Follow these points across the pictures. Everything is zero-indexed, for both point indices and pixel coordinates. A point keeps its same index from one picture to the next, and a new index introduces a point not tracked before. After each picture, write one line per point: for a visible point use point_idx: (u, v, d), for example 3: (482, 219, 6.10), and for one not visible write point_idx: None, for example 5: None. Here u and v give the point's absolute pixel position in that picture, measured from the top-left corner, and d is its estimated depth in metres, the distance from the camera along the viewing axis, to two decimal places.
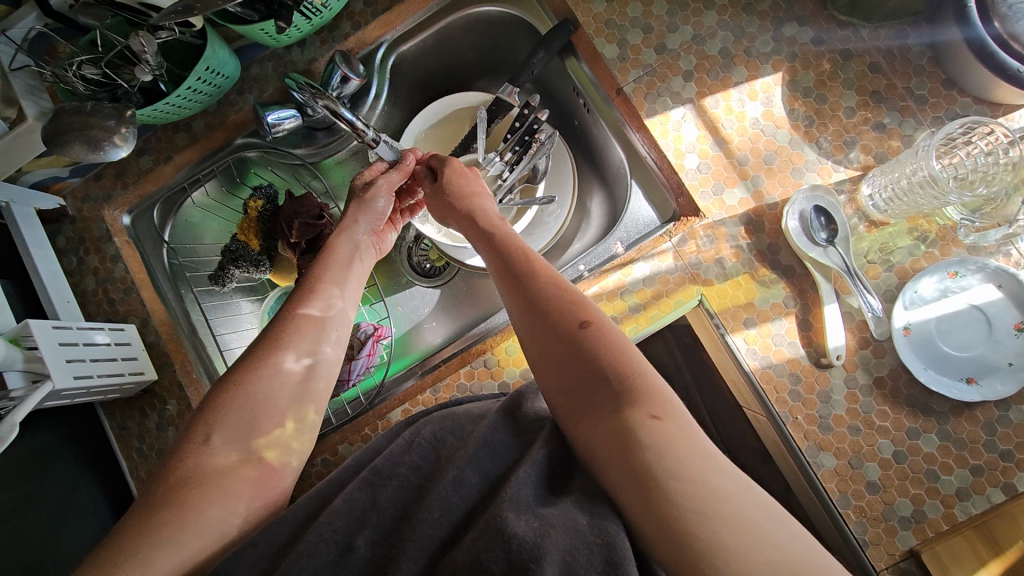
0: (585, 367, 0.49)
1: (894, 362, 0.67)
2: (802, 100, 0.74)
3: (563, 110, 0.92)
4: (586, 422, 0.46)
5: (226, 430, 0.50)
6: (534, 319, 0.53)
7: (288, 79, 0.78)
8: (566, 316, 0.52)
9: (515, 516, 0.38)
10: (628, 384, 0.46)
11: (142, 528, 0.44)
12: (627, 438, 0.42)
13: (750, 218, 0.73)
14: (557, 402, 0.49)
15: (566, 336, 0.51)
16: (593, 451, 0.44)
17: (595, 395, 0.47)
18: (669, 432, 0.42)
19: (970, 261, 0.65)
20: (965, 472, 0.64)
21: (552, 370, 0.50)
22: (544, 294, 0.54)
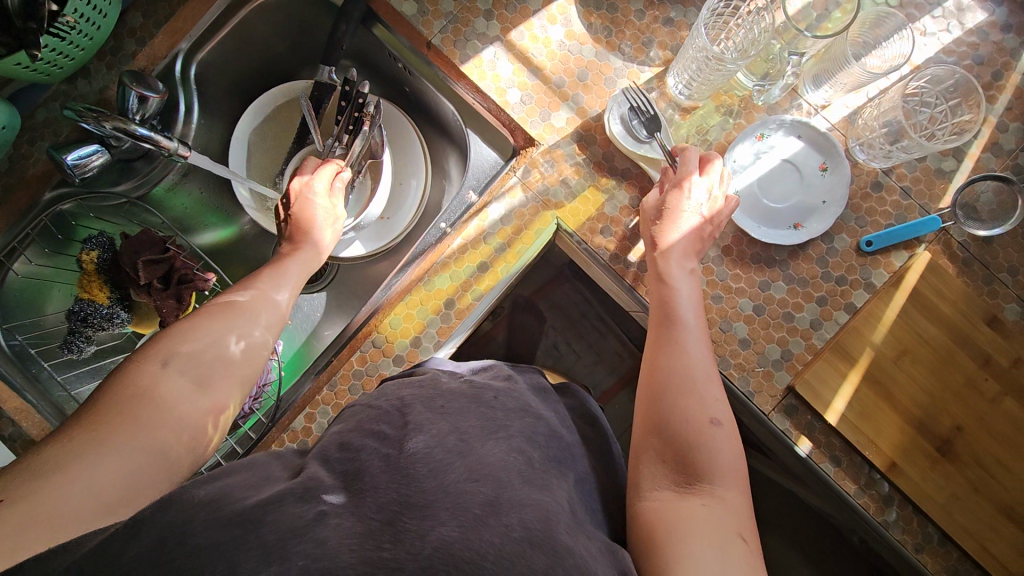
0: (680, 456, 0.53)
1: (734, 229, 0.74)
2: (596, 13, 0.77)
3: (388, 77, 0.91)
4: (668, 488, 0.52)
5: (160, 381, 0.49)
6: (675, 386, 0.57)
7: (63, 110, 0.70)
8: (700, 405, 0.56)
9: (493, 516, 0.42)
10: (724, 498, 0.51)
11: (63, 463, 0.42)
12: (701, 525, 0.48)
13: (580, 135, 0.76)
14: (652, 456, 0.55)
15: (699, 421, 0.55)
16: (650, 513, 0.51)
17: (676, 477, 0.52)
18: (740, 552, 0.47)
19: (771, 120, 0.72)
20: (814, 305, 0.73)
21: (652, 438, 0.56)
22: (689, 372, 0.58)
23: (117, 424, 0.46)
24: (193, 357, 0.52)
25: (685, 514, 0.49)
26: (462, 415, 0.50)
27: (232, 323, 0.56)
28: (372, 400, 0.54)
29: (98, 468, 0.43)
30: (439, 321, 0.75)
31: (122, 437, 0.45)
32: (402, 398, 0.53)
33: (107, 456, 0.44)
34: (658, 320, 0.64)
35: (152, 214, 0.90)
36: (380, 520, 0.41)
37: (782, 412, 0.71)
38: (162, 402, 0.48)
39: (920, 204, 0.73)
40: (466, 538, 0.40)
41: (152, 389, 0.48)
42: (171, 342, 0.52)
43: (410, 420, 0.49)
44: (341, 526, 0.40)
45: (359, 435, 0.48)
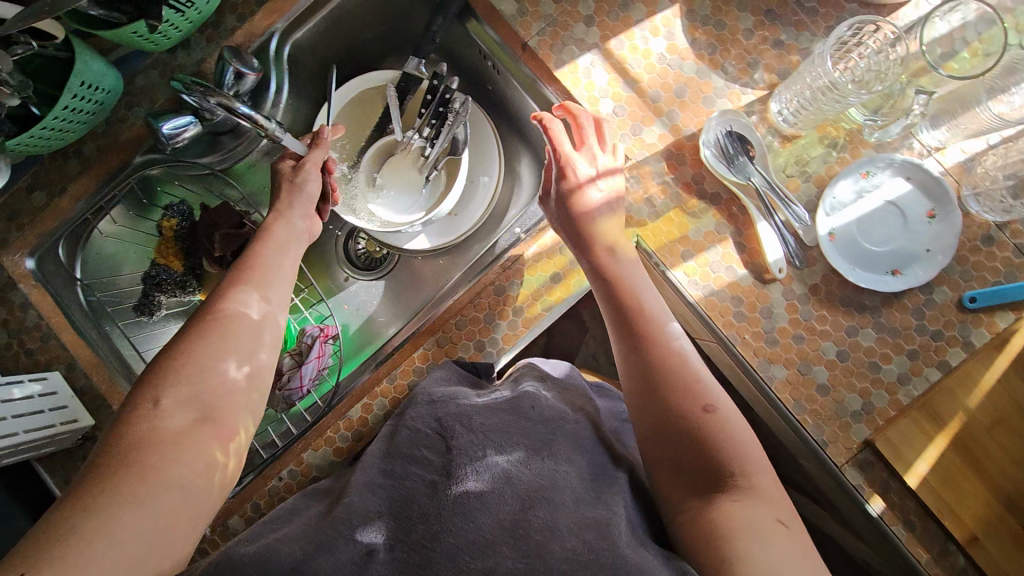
0: (689, 455, 0.52)
1: (825, 268, 0.70)
2: (702, 28, 0.74)
3: (473, 74, 0.90)
4: (699, 495, 0.50)
5: (155, 422, 0.48)
6: (654, 387, 0.56)
7: (172, 82, 0.72)
8: (691, 395, 0.54)
9: (544, 537, 0.43)
10: (751, 486, 0.50)
11: (73, 523, 0.41)
12: (745, 523, 0.47)
13: (671, 152, 0.73)
14: (665, 465, 0.53)
15: (691, 417, 0.53)
16: (688, 523, 0.49)
17: (698, 478, 0.51)
18: (777, 533, 0.47)
19: (878, 158, 0.68)
20: (903, 358, 0.68)
21: (653, 442, 0.54)
22: (670, 367, 0.56)
23: (123, 476, 0.44)
24: (195, 382, 0.51)
25: (720, 515, 0.48)
26: (502, 437, 0.52)
27: (233, 342, 0.54)
28: (413, 421, 0.57)
29: (112, 522, 0.42)
30: (505, 327, 0.74)
31: (135, 484, 0.44)
32: (439, 417, 0.56)
33: (119, 509, 0.43)
34: (619, 332, 0.61)
35: (232, 188, 0.90)
36: (432, 548, 0.43)
37: (855, 467, 0.67)
38: (169, 441, 0.47)
39: None
40: (531, 560, 0.41)
41: (151, 429, 0.47)
42: (169, 369, 0.51)
43: (455, 445, 0.52)
44: (390, 562, 0.44)
45: (404, 465, 0.52)
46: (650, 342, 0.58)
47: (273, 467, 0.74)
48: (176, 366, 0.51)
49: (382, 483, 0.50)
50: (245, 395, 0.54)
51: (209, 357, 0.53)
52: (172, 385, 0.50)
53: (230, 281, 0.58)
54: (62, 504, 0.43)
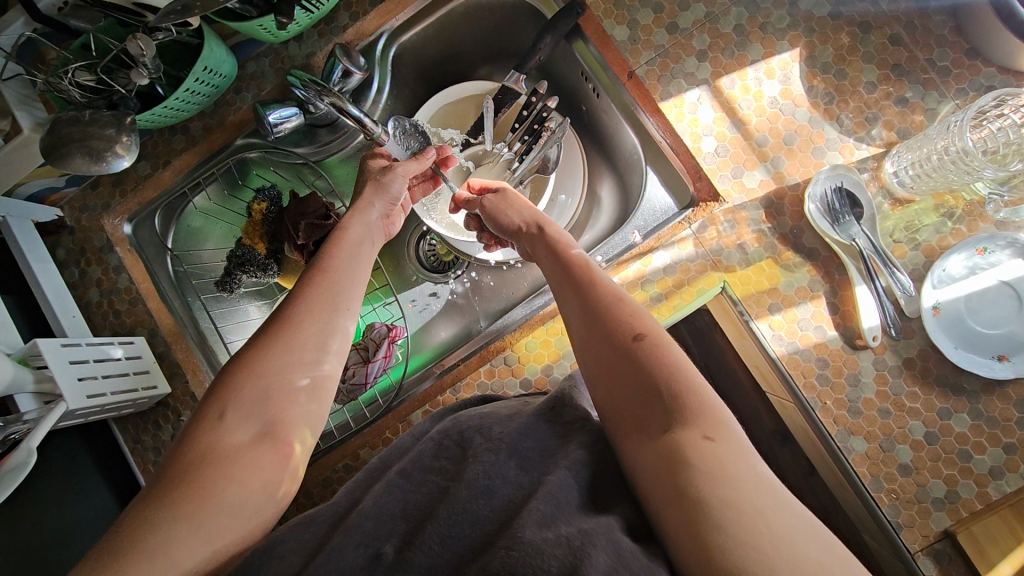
0: (640, 376, 0.49)
1: (924, 343, 0.66)
2: (821, 76, 0.71)
3: (569, 94, 0.89)
4: (635, 439, 0.46)
5: (218, 433, 0.48)
6: (591, 327, 0.54)
7: (290, 76, 0.75)
8: (621, 326, 0.53)
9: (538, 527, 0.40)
10: (684, 400, 0.46)
11: (124, 551, 0.41)
12: (677, 457, 0.42)
13: (770, 201, 0.71)
14: (610, 410, 0.50)
15: (621, 347, 0.51)
16: (646, 477, 0.44)
17: (642, 413, 0.47)
18: (721, 455, 0.42)
19: (999, 236, 0.64)
20: (998, 451, 0.64)
21: (606, 373, 0.51)
22: (602, 302, 0.55)
23: (176, 493, 0.44)
24: (246, 392, 0.50)
25: (671, 445, 0.43)
26: (512, 438, 0.50)
27: (297, 343, 0.54)
28: (440, 432, 0.54)
29: (161, 539, 0.41)
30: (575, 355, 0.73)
31: (188, 507, 0.43)
32: (462, 432, 0.53)
33: (171, 522, 0.42)
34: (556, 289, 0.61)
35: (322, 179, 0.92)
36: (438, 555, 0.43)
37: (930, 557, 0.63)
38: (224, 458, 0.47)
39: None
40: (514, 546, 0.39)
41: (211, 445, 0.47)
42: (232, 382, 0.51)
43: (471, 453, 0.49)
44: (402, 562, 0.43)
45: (420, 467, 0.50)
46: (580, 291, 0.58)
47: (329, 458, 0.75)
48: (247, 365, 0.52)
49: (398, 483, 0.49)
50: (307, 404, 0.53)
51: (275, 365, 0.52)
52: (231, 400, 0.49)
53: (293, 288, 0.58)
54: (121, 521, 0.43)
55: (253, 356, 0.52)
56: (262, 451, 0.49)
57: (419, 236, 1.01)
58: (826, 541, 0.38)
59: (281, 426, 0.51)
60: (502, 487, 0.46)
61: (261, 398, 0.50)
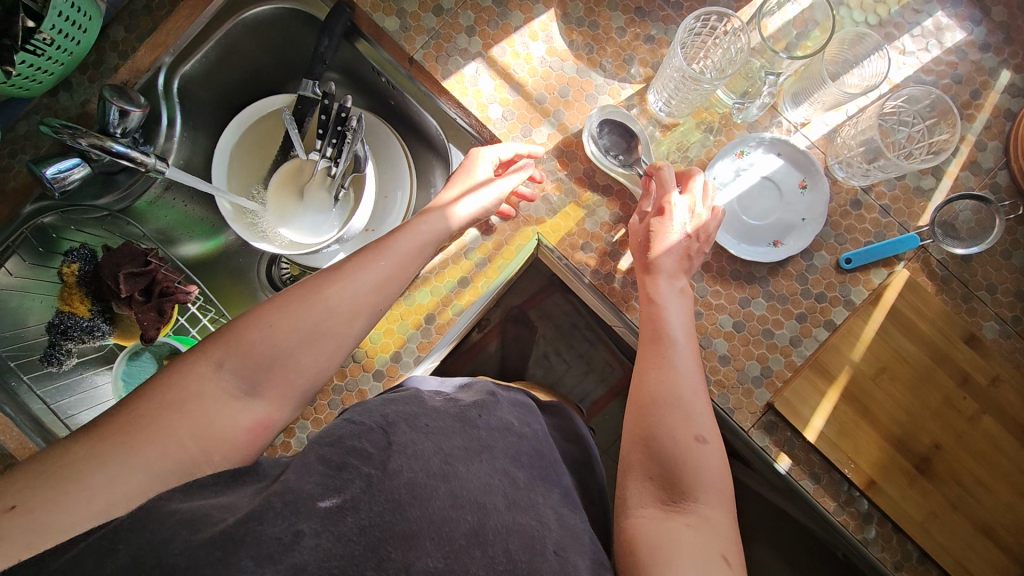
0: (667, 470, 0.54)
1: (715, 246, 0.74)
2: (578, 30, 0.77)
3: (374, 92, 0.91)
4: (648, 511, 0.52)
5: None
6: (664, 405, 0.57)
7: (42, 123, 0.71)
8: (686, 423, 0.56)
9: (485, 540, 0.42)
10: (709, 518, 0.51)
11: (65, 477, 0.42)
12: (686, 550, 0.48)
13: (561, 150, 0.76)
14: (634, 480, 0.55)
15: (683, 445, 0.55)
16: (634, 529, 0.51)
17: (655, 486, 0.53)
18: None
19: (750, 138, 0.73)
20: (793, 322, 0.73)
21: (641, 443, 0.56)
22: (672, 384, 0.58)
23: (131, 437, 0.45)
24: (251, 351, 0.51)
25: (668, 532, 0.49)
26: (448, 435, 0.50)
27: (316, 332, 0.54)
28: (351, 415, 0.49)
29: (107, 480, 0.43)
30: (419, 335, 0.75)
31: (145, 442, 0.45)
32: (385, 415, 0.50)
33: (128, 466, 0.44)
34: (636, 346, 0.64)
35: (134, 226, 0.89)
36: (361, 541, 0.40)
37: (761, 429, 0.71)
38: (195, 412, 0.48)
39: (898, 222, 0.73)
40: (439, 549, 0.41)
41: (192, 395, 0.48)
42: (243, 337, 0.51)
43: (397, 440, 0.46)
44: (320, 548, 0.39)
45: (340, 450, 0.44)
46: (659, 365, 0.60)
47: None
48: None
49: (319, 469, 0.43)
50: (279, 390, 0.52)
51: (292, 342, 0.53)
52: (231, 354, 0.51)
53: (320, 294, 0.55)
54: (74, 448, 0.44)
55: None
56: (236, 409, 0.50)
57: (269, 263, 0.98)
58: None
59: (263, 395, 0.52)
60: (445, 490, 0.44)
61: None
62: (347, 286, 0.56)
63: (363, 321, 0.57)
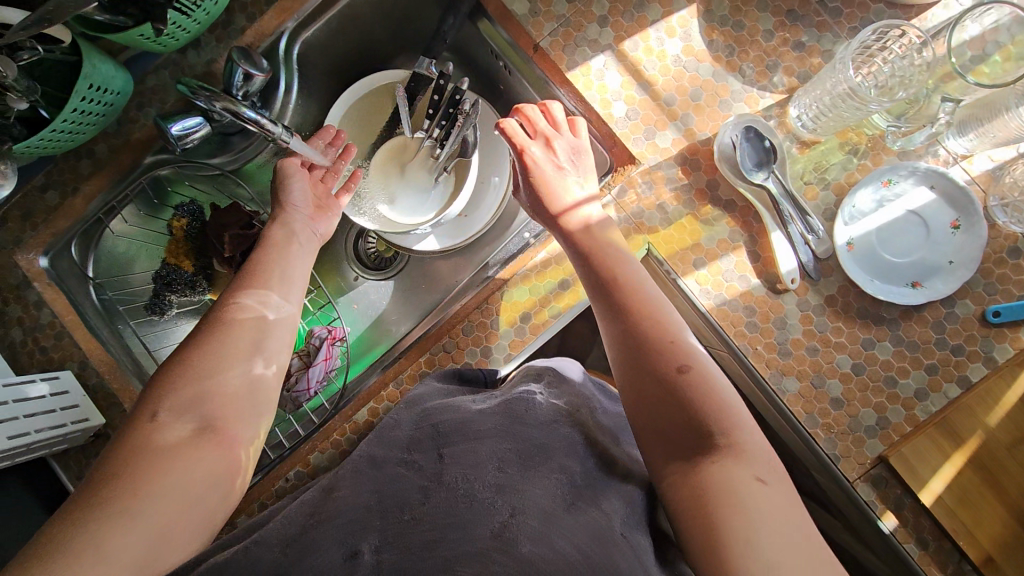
0: (679, 410, 0.49)
1: (843, 279, 0.68)
2: (720, 29, 0.72)
3: (485, 75, 0.88)
4: (679, 468, 0.47)
5: (141, 445, 0.45)
6: (638, 355, 0.52)
7: (177, 84, 0.69)
8: (670, 352, 0.52)
9: (534, 533, 0.39)
10: (728, 443, 0.47)
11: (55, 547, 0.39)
12: (736, 499, 0.43)
13: (684, 157, 0.72)
14: (648, 442, 0.50)
15: (669, 381, 0.50)
16: (683, 511, 0.45)
17: (677, 440, 0.48)
18: (770, 499, 0.44)
19: (901, 166, 0.66)
20: (921, 372, 0.66)
21: (641, 400, 0.51)
22: (640, 316, 0.54)
23: (111, 492, 0.42)
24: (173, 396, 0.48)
25: (711, 478, 0.45)
26: (492, 439, 0.49)
27: (233, 343, 0.52)
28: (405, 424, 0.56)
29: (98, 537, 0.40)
30: (511, 333, 0.74)
31: (130, 496, 0.42)
32: (434, 423, 0.53)
33: (121, 519, 0.41)
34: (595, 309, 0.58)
35: (242, 187, 0.90)
36: (419, 556, 0.39)
37: (868, 483, 0.65)
38: (163, 456, 0.45)
39: None
40: (516, 554, 0.38)
41: (146, 442, 0.45)
42: (168, 383, 0.49)
43: (446, 450, 0.48)
44: (377, 562, 0.39)
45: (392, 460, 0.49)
46: (626, 317, 0.54)
47: (280, 467, 0.74)
48: (167, 376, 0.49)
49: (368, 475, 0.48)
50: (247, 399, 0.51)
51: (216, 363, 0.51)
52: (169, 397, 0.48)
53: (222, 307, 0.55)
54: (56, 520, 0.41)
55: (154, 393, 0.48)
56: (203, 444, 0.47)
57: (357, 236, 0.99)
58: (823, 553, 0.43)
59: (222, 421, 0.49)
60: (483, 488, 0.43)
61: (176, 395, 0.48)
62: (245, 294, 0.56)
63: (260, 312, 0.55)
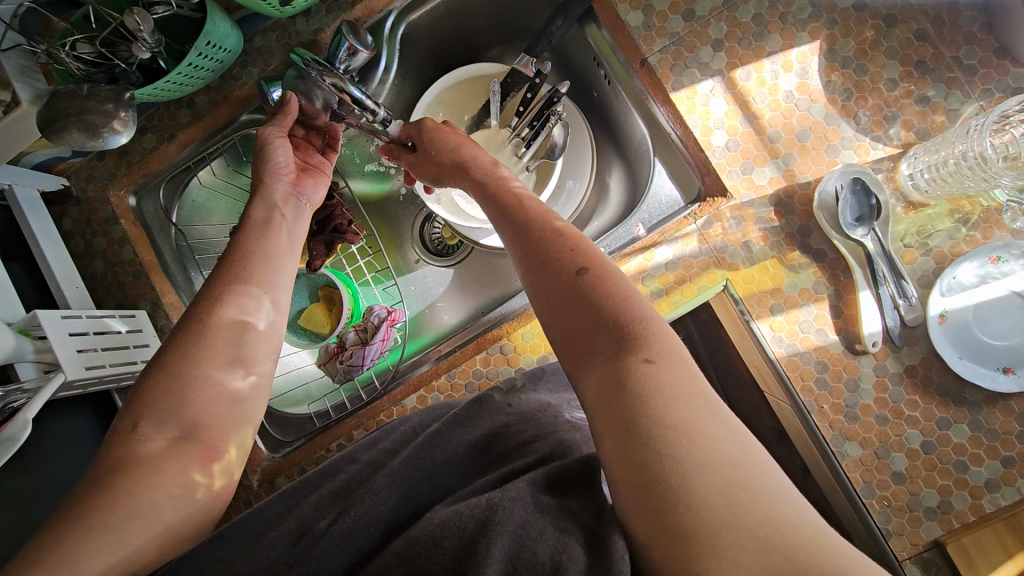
0: (590, 310, 0.45)
1: (928, 351, 0.65)
2: (840, 71, 0.69)
3: (582, 80, 0.84)
4: (586, 368, 0.44)
5: (137, 443, 0.44)
6: (535, 263, 0.51)
7: (293, 54, 0.71)
8: (561, 256, 0.49)
9: (439, 506, 0.41)
10: (623, 334, 0.43)
11: (61, 533, 0.39)
12: (618, 383, 0.40)
13: (780, 199, 0.69)
14: (563, 348, 0.47)
15: (565, 285, 0.48)
16: (600, 419, 0.39)
17: (589, 342, 0.44)
18: (655, 378, 0.39)
19: (1015, 245, 0.62)
20: (996, 463, 0.63)
21: (553, 308, 0.48)
22: (554, 234, 0.51)
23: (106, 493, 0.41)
24: (160, 397, 0.46)
25: (611, 372, 0.41)
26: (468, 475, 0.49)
27: (212, 349, 0.50)
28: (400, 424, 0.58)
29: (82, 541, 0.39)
30: None
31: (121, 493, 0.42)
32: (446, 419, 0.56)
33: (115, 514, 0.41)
34: (498, 227, 0.57)
35: None
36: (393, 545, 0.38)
37: (918, 566, 0.62)
38: (154, 461, 0.44)
39: None
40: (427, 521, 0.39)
41: (129, 453, 0.44)
42: (153, 389, 0.47)
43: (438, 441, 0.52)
44: None
45: None
46: (523, 230, 0.53)
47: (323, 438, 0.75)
48: (185, 352, 0.49)
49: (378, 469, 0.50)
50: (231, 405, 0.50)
51: (200, 367, 0.49)
52: (155, 403, 0.46)
53: (204, 307, 0.52)
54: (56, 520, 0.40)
55: (159, 371, 0.48)
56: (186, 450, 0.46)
57: (424, 219, 0.99)
58: (752, 453, 0.36)
59: (207, 431, 0.48)
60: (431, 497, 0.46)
61: (176, 367, 0.48)
62: (230, 291, 0.53)
63: (245, 320, 0.53)
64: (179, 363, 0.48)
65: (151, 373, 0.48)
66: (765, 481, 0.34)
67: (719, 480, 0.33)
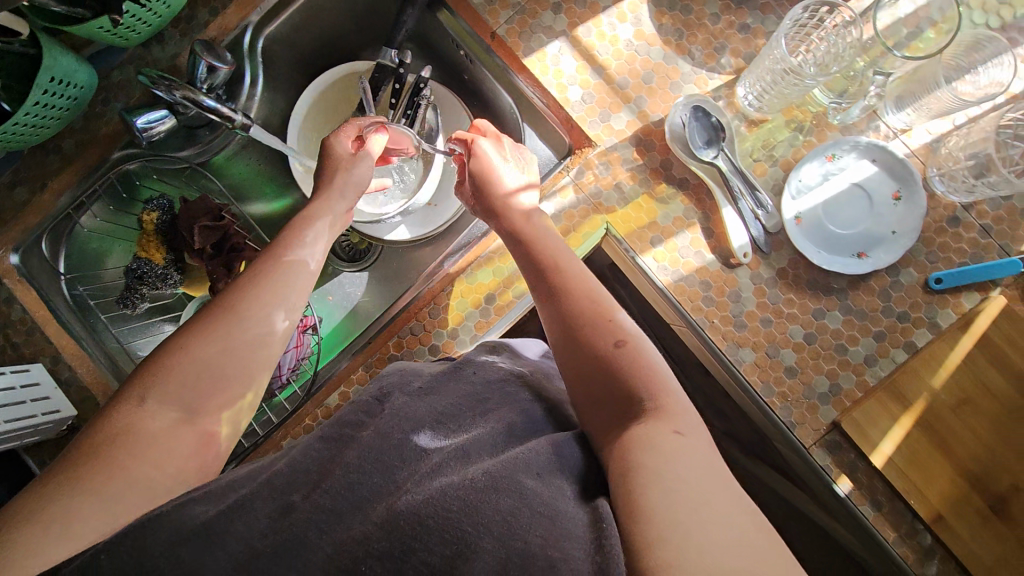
0: (623, 383, 0.50)
1: (792, 252, 0.70)
2: (669, 14, 0.75)
3: (449, 63, 0.88)
4: (610, 432, 0.48)
5: (139, 419, 0.45)
6: (571, 331, 0.54)
7: (138, 76, 0.71)
8: (606, 328, 0.53)
9: (445, 468, 0.41)
10: (655, 408, 0.47)
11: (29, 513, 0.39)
12: (647, 445, 0.43)
13: (639, 138, 0.74)
14: (585, 413, 0.51)
15: (600, 356, 0.51)
16: (619, 472, 0.42)
17: (618, 410, 0.48)
18: (682, 451, 0.43)
19: (844, 141, 0.69)
20: (870, 340, 0.69)
21: (581, 373, 0.52)
22: (596, 306, 0.55)
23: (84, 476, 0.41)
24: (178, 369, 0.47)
25: (637, 434, 0.45)
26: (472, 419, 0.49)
27: (247, 313, 0.51)
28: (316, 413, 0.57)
29: (70, 514, 0.39)
30: (477, 315, 0.76)
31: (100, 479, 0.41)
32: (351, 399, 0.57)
33: (92, 505, 0.40)
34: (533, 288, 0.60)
35: (210, 180, 0.93)
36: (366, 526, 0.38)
37: (823, 448, 0.67)
38: (145, 438, 0.45)
39: (999, 244, 0.68)
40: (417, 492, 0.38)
41: (133, 425, 0.45)
42: (166, 363, 0.48)
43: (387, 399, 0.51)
44: None
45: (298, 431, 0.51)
46: (561, 296, 0.57)
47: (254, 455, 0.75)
48: (206, 323, 0.50)
49: None
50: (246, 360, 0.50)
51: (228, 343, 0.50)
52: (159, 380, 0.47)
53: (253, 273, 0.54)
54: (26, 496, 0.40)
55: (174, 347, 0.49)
56: (182, 433, 0.46)
57: None
58: (766, 532, 0.39)
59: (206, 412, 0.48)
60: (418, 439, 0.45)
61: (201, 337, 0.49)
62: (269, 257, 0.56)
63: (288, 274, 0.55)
64: (211, 331, 0.50)
65: (166, 348, 0.49)
66: (777, 561, 0.37)
67: (731, 550, 0.36)
